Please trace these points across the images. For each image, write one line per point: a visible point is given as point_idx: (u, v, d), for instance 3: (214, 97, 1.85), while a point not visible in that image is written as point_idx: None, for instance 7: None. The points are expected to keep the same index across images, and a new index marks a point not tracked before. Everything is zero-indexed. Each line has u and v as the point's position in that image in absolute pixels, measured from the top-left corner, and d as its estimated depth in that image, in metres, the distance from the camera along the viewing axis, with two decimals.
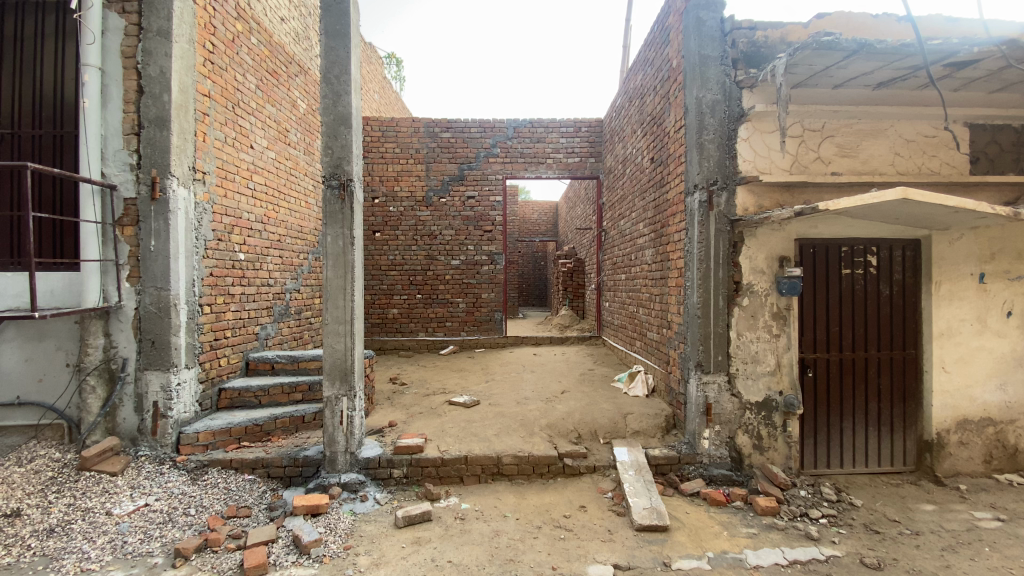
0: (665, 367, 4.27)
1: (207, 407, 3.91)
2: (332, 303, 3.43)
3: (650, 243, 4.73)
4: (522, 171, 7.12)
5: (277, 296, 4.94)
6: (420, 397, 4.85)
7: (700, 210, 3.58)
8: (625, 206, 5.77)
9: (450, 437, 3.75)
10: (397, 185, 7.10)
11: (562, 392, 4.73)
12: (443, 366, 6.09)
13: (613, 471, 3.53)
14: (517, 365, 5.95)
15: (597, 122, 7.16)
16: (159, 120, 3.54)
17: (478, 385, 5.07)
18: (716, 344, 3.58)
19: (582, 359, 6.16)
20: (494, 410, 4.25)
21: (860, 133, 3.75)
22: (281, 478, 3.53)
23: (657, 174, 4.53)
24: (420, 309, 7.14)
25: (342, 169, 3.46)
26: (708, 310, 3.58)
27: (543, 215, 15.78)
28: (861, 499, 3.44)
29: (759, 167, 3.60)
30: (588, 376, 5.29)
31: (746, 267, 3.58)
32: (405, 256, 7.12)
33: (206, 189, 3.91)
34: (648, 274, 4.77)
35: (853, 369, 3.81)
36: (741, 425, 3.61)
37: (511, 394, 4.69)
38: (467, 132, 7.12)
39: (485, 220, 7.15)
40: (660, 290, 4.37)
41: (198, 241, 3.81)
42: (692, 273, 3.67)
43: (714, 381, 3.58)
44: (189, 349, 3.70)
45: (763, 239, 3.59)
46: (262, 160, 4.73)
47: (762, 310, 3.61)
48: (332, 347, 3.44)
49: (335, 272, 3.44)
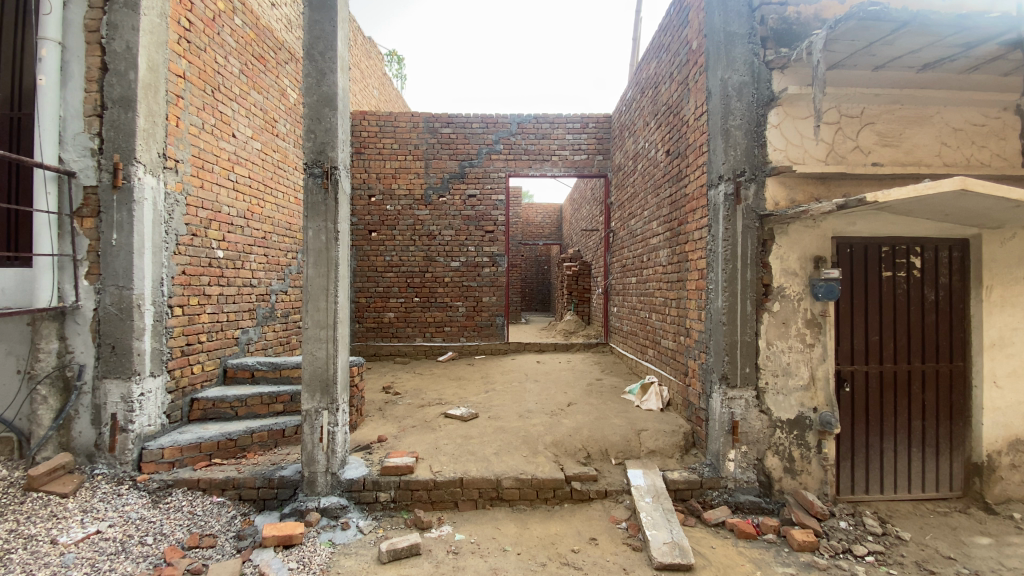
0: (682, 379, 3.89)
1: (177, 419, 3.54)
2: (312, 305, 3.06)
3: (664, 243, 4.35)
4: (526, 169, 6.77)
5: (262, 297, 4.58)
6: (414, 408, 4.47)
7: (725, 204, 3.21)
8: (636, 204, 5.40)
9: (444, 455, 3.36)
10: (395, 183, 6.75)
11: (568, 404, 4.34)
12: (440, 374, 5.70)
13: (627, 497, 3.13)
14: (520, 373, 5.57)
15: (605, 117, 6.80)
16: (123, 100, 3.20)
17: (477, 396, 4.68)
18: (743, 355, 3.19)
19: (588, 367, 5.76)
20: (493, 424, 3.86)
21: (902, 121, 3.37)
22: (254, 501, 3.16)
23: (673, 168, 4.16)
24: (417, 313, 6.76)
25: (326, 155, 3.09)
26: (734, 317, 3.19)
27: (547, 217, 15.39)
28: (908, 532, 3.03)
29: (791, 157, 3.23)
30: (596, 387, 4.90)
31: (777, 269, 3.20)
32: (402, 257, 6.75)
33: (178, 178, 3.56)
34: (663, 277, 4.39)
35: (895, 383, 3.41)
36: (771, 446, 3.22)
37: (513, 406, 4.30)
38: (469, 128, 6.77)
39: (486, 220, 6.79)
40: (677, 293, 3.99)
41: (168, 236, 3.45)
42: (716, 275, 3.30)
43: (740, 397, 3.20)
44: (155, 355, 3.33)
45: (796, 237, 3.22)
46: (247, 151, 4.38)
47: (794, 317, 3.23)
48: (312, 355, 3.06)
49: (316, 270, 3.06)
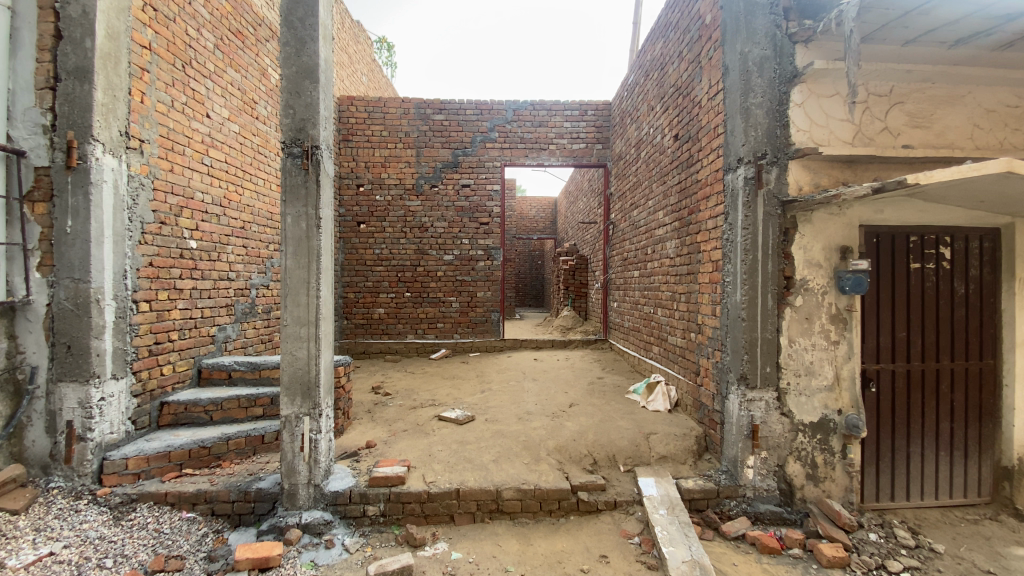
0: (693, 378, 3.63)
1: (144, 425, 3.22)
2: (291, 300, 2.76)
3: (672, 234, 4.09)
4: (522, 158, 6.48)
5: (240, 292, 4.26)
6: (405, 410, 4.18)
7: (745, 188, 2.95)
8: (639, 194, 5.13)
9: (439, 464, 3.08)
10: (384, 172, 6.43)
11: (570, 405, 4.08)
12: (433, 373, 5.41)
13: (638, 508, 2.87)
14: (517, 372, 5.30)
15: (605, 105, 6.52)
16: (79, 71, 2.86)
17: (472, 397, 4.40)
18: (764, 353, 2.94)
19: (588, 365, 5.50)
20: (491, 428, 3.58)
21: (933, 100, 3.13)
22: (229, 516, 2.86)
23: (683, 154, 3.89)
24: (408, 309, 6.46)
25: (306, 133, 2.79)
26: (754, 312, 2.94)
27: (541, 211, 15.06)
28: (941, 543, 2.80)
29: (816, 138, 2.97)
30: (598, 386, 4.64)
31: (800, 260, 2.95)
32: (392, 250, 6.44)
33: (143, 160, 3.23)
34: (670, 270, 4.13)
35: (922, 383, 3.17)
36: (793, 452, 2.97)
37: (511, 407, 4.03)
38: (463, 114, 6.45)
39: (481, 211, 6.50)
40: (687, 287, 3.73)
41: (131, 223, 3.12)
42: (733, 267, 3.04)
43: (760, 399, 2.95)
44: (117, 355, 3.01)
45: (820, 225, 2.97)
46: (223, 134, 4.05)
47: (818, 312, 2.98)
48: (292, 355, 2.77)
49: (296, 261, 2.76)
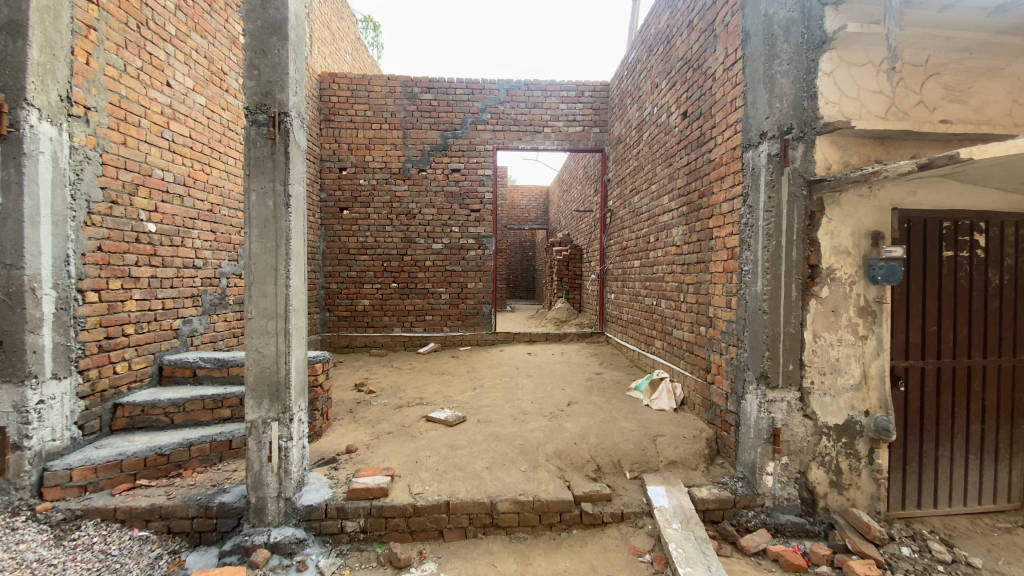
0: (702, 375, 3.36)
1: (93, 430, 2.86)
2: (256, 289, 2.42)
3: (678, 219, 3.80)
4: (516, 141, 6.14)
5: (208, 281, 3.89)
6: (389, 410, 3.86)
7: (768, 166, 2.65)
8: (640, 178, 4.83)
9: (427, 471, 2.77)
10: (369, 154, 6.05)
11: (569, 403, 3.79)
12: (420, 368, 5.08)
13: (647, 521, 2.58)
14: (510, 367, 4.99)
15: (602, 86, 6.19)
16: (11, 25, 2.48)
17: (462, 395, 4.08)
18: (786, 348, 2.65)
19: (585, 360, 5.21)
20: (483, 430, 3.27)
21: (972, 72, 2.85)
22: (188, 534, 2.53)
23: (691, 132, 3.59)
24: (395, 301, 6.10)
25: (273, 98, 2.43)
26: (777, 304, 2.65)
27: (533, 200, 14.68)
28: (978, 557, 2.56)
29: (846, 112, 2.69)
30: (597, 382, 4.35)
31: (827, 246, 2.67)
32: (378, 238, 6.08)
33: (90, 131, 2.85)
34: (675, 259, 3.85)
35: (953, 381, 2.92)
36: (816, 457, 2.71)
37: (506, 406, 3.72)
38: (452, 94, 6.08)
39: (472, 197, 6.15)
40: (696, 277, 3.44)
41: (76, 202, 2.75)
42: (752, 254, 2.74)
43: (782, 400, 2.67)
44: (58, 352, 2.64)
45: (847, 209, 2.69)
46: (186, 106, 3.66)
47: (845, 304, 2.70)
48: (257, 352, 2.43)
49: (262, 245, 2.42)
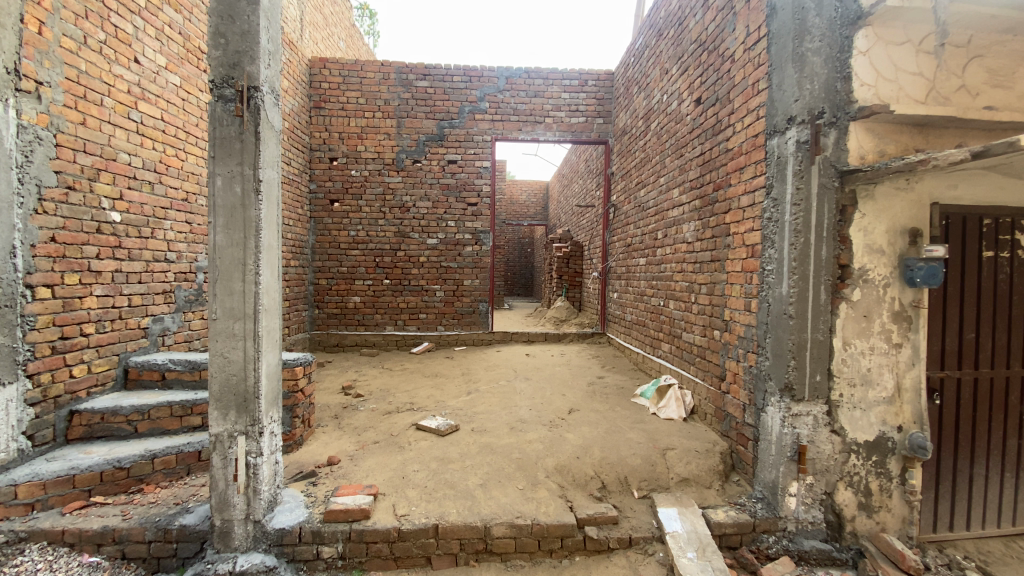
0: (715, 383, 3.10)
1: (46, 440, 2.59)
2: (221, 287, 2.14)
3: (689, 214, 3.53)
4: (515, 132, 5.86)
5: (182, 276, 3.61)
6: (377, 416, 3.59)
7: (797, 154, 2.38)
8: (646, 171, 4.56)
9: (414, 489, 2.51)
10: (361, 144, 5.76)
11: (570, 410, 3.53)
12: (412, 370, 4.81)
13: (658, 547, 2.32)
14: (508, 369, 4.73)
15: (606, 74, 5.91)
16: None
17: (456, 400, 3.82)
18: (814, 357, 2.39)
19: (587, 362, 4.95)
20: (477, 441, 3.01)
21: (1020, 54, 2.56)
22: (145, 560, 2.27)
23: (706, 120, 3.32)
24: (387, 298, 5.83)
25: (242, 69, 2.15)
26: (804, 308, 2.38)
27: (532, 195, 14.37)
28: None
29: (882, 95, 2.43)
30: (600, 387, 4.09)
31: (859, 244, 2.41)
32: (370, 232, 5.79)
33: (43, 108, 2.57)
34: (686, 257, 3.58)
35: (991, 394, 2.67)
36: (844, 477, 2.46)
37: (502, 414, 3.46)
38: (449, 81, 5.79)
39: (469, 191, 5.87)
40: (710, 276, 3.18)
41: (24, 187, 2.47)
42: (776, 253, 2.48)
43: (808, 414, 2.41)
44: (3, 354, 2.37)
45: (882, 203, 2.43)
46: (157, 85, 3.38)
47: (879, 309, 2.44)
48: (222, 358, 2.16)
49: (228, 237, 2.15)
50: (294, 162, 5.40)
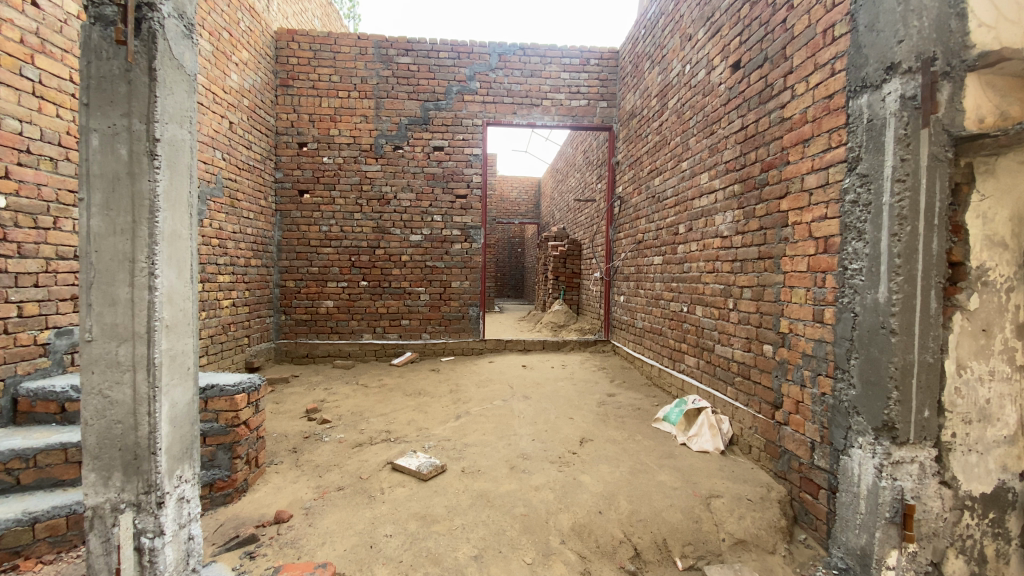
0: (766, 411, 2.49)
1: None
2: (98, 294, 1.47)
3: (724, 201, 2.92)
4: (509, 115, 5.23)
5: None
6: (345, 449, 2.93)
7: (901, 113, 1.76)
8: (661, 154, 3.95)
9: (383, 567, 1.84)
10: (334, 128, 5.07)
11: (581, 441, 2.89)
12: (392, 386, 4.14)
13: None
14: (502, 385, 4.08)
15: (611, 53, 5.30)
16: None
17: (441, 428, 3.15)
18: (923, 386, 1.77)
19: (592, 375, 4.33)
20: (469, 488, 2.36)
21: None
22: None
23: (748, 87, 2.71)
24: (364, 302, 5.14)
25: None
26: (911, 320, 1.76)
27: (523, 193, 13.73)
28: None
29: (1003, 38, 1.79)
30: (613, 408, 3.46)
31: (977, 235, 1.81)
32: (344, 227, 5.10)
33: None
34: (719, 254, 2.96)
35: None
36: (955, 543, 1.86)
37: (500, 447, 2.81)
38: (435, 58, 5.13)
39: (457, 181, 5.22)
40: (756, 278, 2.56)
41: None
42: (866, 247, 1.87)
43: (913, 461, 1.80)
44: None
45: (1007, 180, 1.81)
46: (65, 37, 2.68)
47: (1001, 321, 1.83)
48: (101, 396, 1.49)
49: (108, 221, 1.48)
50: (257, 147, 4.69)
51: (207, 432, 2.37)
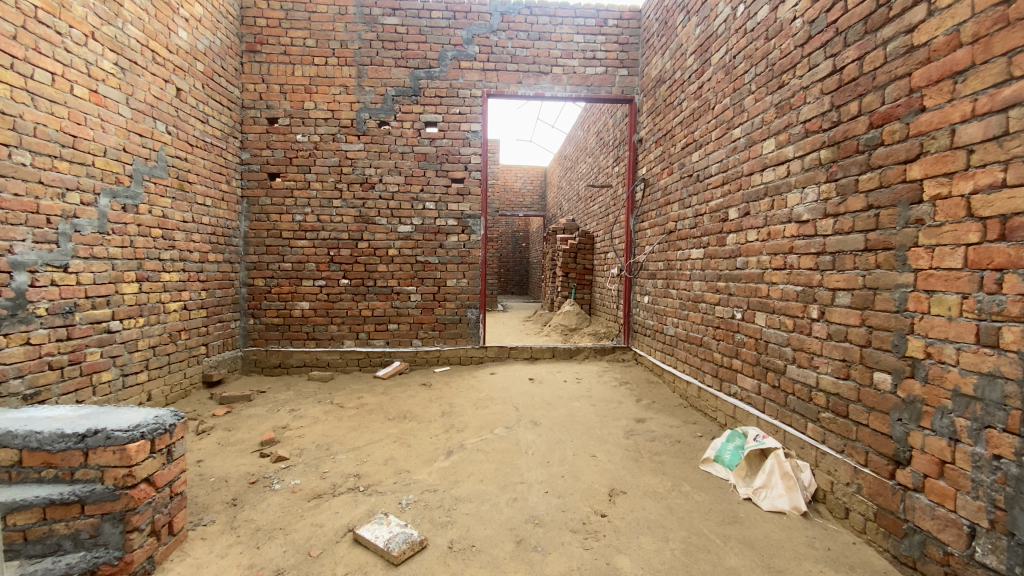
0: (878, 466, 1.76)
1: None
2: None
3: (803, 173, 2.18)
4: (513, 85, 4.49)
5: None
6: (299, 503, 2.22)
7: None
8: (702, 122, 3.21)
9: None
10: (309, 100, 4.34)
11: (612, 494, 2.17)
12: (373, 407, 3.43)
13: None
14: (506, 406, 3.36)
15: (632, 12, 4.55)
16: None
17: (427, 471, 2.44)
18: None
19: (615, 392, 3.61)
20: None
21: None
22: None
23: (845, 13, 1.96)
24: (345, 303, 4.43)
25: None
26: None
27: (528, 183, 13.01)
28: None
29: None
30: (647, 440, 2.74)
31: None
32: (321, 215, 4.39)
33: None
34: (795, 245, 2.23)
35: None
36: None
37: (504, 504, 2.10)
38: (426, 18, 4.39)
39: (453, 163, 4.50)
40: (862, 278, 1.83)
41: None
42: None
43: None
44: None
45: None
46: None
47: None
48: None
49: None
50: (214, 121, 3.97)
51: (87, 498, 1.67)
